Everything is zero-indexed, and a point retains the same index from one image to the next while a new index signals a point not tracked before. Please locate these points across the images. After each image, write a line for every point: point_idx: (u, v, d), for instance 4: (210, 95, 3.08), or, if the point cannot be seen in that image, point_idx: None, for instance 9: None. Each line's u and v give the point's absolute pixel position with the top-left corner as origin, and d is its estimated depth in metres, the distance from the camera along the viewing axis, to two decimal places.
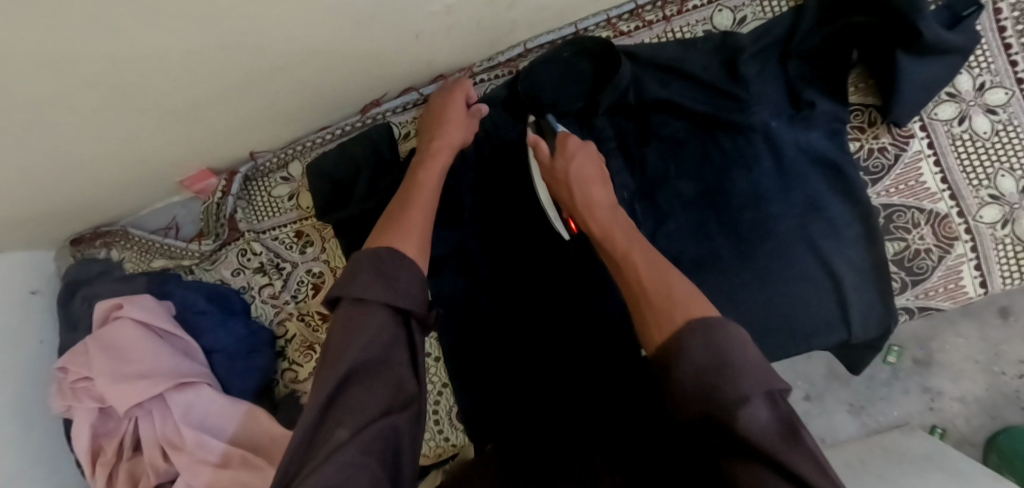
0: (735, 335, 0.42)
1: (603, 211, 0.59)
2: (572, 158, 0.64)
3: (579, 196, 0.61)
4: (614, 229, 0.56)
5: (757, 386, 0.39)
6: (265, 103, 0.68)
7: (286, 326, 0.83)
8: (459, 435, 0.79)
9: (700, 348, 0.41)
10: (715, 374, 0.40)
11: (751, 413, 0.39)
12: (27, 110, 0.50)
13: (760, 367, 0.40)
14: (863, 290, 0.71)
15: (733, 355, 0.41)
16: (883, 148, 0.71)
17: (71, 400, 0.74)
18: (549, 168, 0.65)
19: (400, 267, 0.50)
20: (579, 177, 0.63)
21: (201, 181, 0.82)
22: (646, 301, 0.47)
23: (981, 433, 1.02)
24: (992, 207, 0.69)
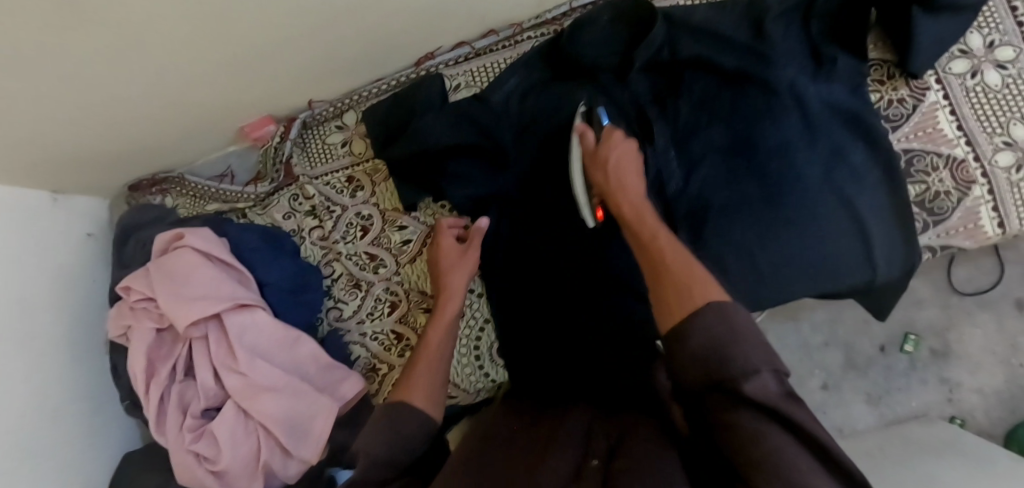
0: (741, 314, 0.46)
1: (630, 196, 0.64)
2: (616, 147, 0.68)
3: (611, 183, 0.66)
4: (646, 215, 0.61)
5: (764, 357, 0.43)
6: (324, 44, 0.76)
7: (333, 266, 0.87)
8: (499, 371, 0.82)
9: (717, 323, 0.45)
10: (725, 348, 0.44)
11: (761, 383, 0.42)
12: (112, 20, 0.57)
13: (765, 345, 0.44)
14: (885, 231, 0.74)
15: (744, 335, 0.44)
16: (902, 99, 0.76)
17: (130, 320, 0.78)
18: (591, 154, 0.70)
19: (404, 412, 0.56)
20: (614, 168, 0.67)
21: (259, 128, 0.89)
22: (670, 284, 0.51)
23: (999, 427, 1.15)
24: (1006, 153, 0.74)
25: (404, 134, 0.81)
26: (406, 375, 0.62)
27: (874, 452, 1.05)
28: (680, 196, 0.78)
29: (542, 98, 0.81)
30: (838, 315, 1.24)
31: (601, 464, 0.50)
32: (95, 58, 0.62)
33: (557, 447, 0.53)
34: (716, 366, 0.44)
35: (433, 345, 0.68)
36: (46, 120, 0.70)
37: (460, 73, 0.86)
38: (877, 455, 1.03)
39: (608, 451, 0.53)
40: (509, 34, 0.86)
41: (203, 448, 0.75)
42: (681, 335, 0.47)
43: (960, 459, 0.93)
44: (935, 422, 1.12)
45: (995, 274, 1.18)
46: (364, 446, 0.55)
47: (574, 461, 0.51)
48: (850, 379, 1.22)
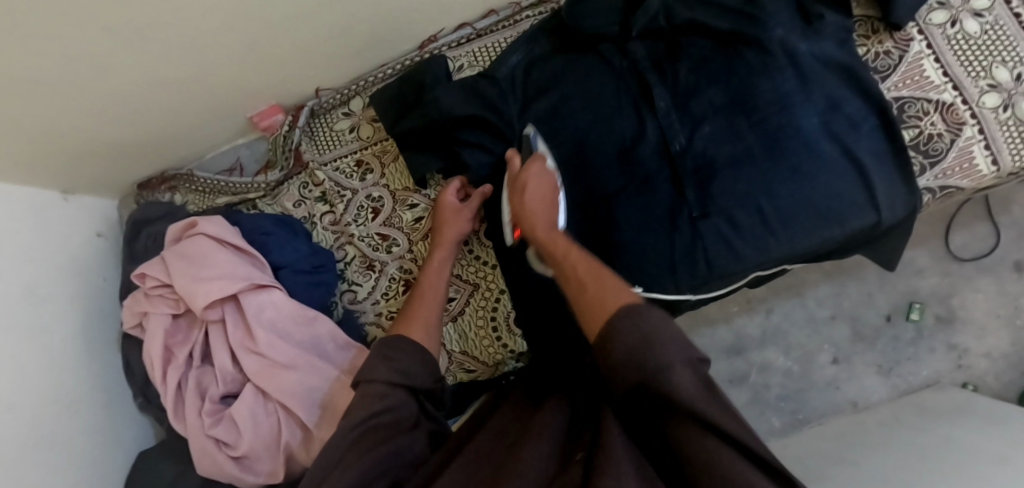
0: (653, 315, 0.50)
1: (545, 225, 0.70)
2: (532, 176, 0.73)
3: (528, 209, 0.71)
4: (559, 243, 0.66)
5: (677, 351, 0.47)
6: (332, 29, 0.79)
7: (346, 249, 0.88)
8: (517, 340, 0.85)
9: (633, 324, 0.50)
10: (641, 350, 0.48)
11: (677, 376, 0.46)
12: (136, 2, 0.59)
13: (676, 339, 0.48)
14: (884, 173, 0.77)
15: (655, 335, 0.48)
16: (887, 51, 0.80)
17: (146, 306, 0.79)
18: (512, 182, 0.75)
19: (402, 350, 0.64)
20: (531, 196, 0.72)
21: (268, 118, 0.92)
22: (585, 307, 0.57)
23: (1010, 388, 1.16)
24: (992, 94, 0.77)
25: (416, 106, 0.83)
26: (408, 314, 0.71)
27: (891, 421, 1.05)
28: (686, 155, 0.80)
29: (546, 70, 0.85)
30: (842, 289, 1.23)
31: (583, 458, 0.51)
32: (115, 43, 0.64)
33: (539, 437, 0.54)
34: (641, 369, 0.48)
35: (429, 289, 0.75)
36: (64, 110, 0.72)
37: (463, 54, 0.89)
38: (894, 424, 1.03)
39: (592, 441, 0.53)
40: (508, 14, 0.91)
41: (223, 432, 0.74)
42: (603, 347, 0.51)
43: (980, 420, 0.93)
44: (948, 388, 1.13)
45: (991, 238, 1.20)
46: (364, 375, 0.62)
47: (553, 451, 0.53)
48: (860, 352, 1.22)
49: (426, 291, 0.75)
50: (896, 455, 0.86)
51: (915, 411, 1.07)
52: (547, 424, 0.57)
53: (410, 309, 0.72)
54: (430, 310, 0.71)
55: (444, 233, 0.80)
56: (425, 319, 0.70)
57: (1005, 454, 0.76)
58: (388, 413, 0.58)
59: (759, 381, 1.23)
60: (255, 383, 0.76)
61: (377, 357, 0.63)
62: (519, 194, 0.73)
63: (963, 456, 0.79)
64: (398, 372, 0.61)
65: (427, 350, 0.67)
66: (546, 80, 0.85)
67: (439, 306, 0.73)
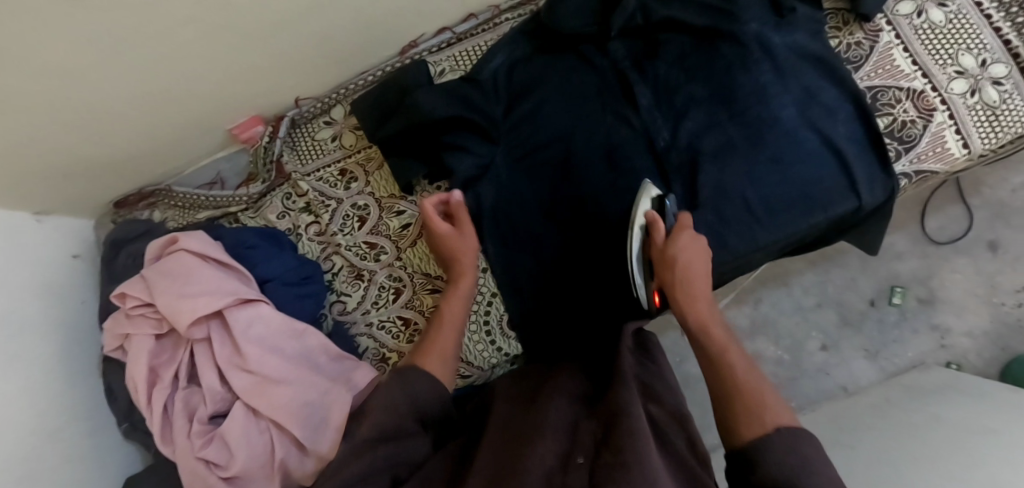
0: (813, 443, 0.50)
1: (703, 308, 0.66)
2: (685, 247, 0.67)
3: (684, 288, 0.66)
4: (714, 329, 0.64)
5: (839, 486, 0.47)
6: (308, 38, 0.78)
7: (333, 259, 0.86)
8: (511, 343, 0.86)
9: (795, 459, 0.48)
10: (795, 476, 0.47)
11: None
12: (105, 15, 0.58)
13: (837, 477, 0.48)
14: (863, 160, 0.78)
15: (814, 472, 0.47)
16: (858, 42, 0.82)
17: (128, 328, 0.76)
18: (659, 250, 0.69)
19: (420, 381, 0.60)
20: (688, 276, 0.67)
21: (247, 130, 0.91)
22: (743, 407, 0.55)
23: (993, 365, 1.19)
24: (960, 81, 0.79)
25: (397, 111, 0.83)
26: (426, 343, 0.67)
27: (880, 403, 1.07)
28: (669, 150, 0.81)
29: (526, 71, 0.85)
30: (826, 276, 1.26)
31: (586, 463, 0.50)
32: (84, 57, 0.63)
33: (547, 435, 0.54)
34: (790, 486, 0.47)
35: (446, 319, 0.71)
36: (36, 130, 0.70)
37: (444, 58, 0.89)
38: (882, 405, 1.05)
39: (595, 444, 0.54)
40: (488, 17, 0.90)
41: (213, 453, 0.72)
42: (757, 459, 0.50)
43: (964, 397, 0.95)
44: (933, 368, 1.15)
45: (966, 220, 1.22)
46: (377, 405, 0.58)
47: (558, 448, 0.53)
48: (846, 337, 1.24)
49: (445, 320, 0.71)
50: (888, 434, 0.88)
51: (903, 391, 1.09)
52: (549, 418, 0.58)
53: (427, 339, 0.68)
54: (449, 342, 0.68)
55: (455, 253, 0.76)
56: (443, 351, 0.66)
57: (991, 427, 0.78)
58: (394, 433, 0.55)
59: None
60: (245, 401, 0.74)
61: (394, 387, 0.60)
62: (671, 270, 0.67)
63: (953, 430, 0.80)
64: (410, 401, 0.58)
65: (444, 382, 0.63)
66: (528, 81, 0.85)
67: (456, 333, 0.70)
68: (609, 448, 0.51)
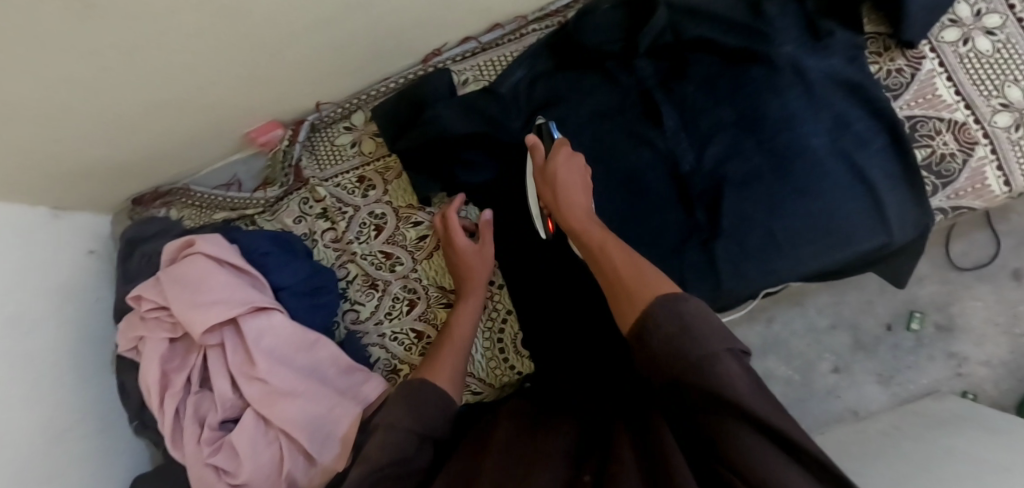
0: (696, 308, 0.49)
1: (578, 211, 0.67)
2: (561, 162, 0.71)
3: (560, 197, 0.69)
4: (593, 231, 0.64)
5: (719, 340, 0.46)
6: (332, 45, 0.77)
7: (348, 267, 0.86)
8: (525, 362, 0.84)
9: (672, 320, 0.48)
10: (682, 337, 0.47)
11: (723, 367, 0.45)
12: (134, 23, 0.58)
13: (720, 332, 0.47)
14: (895, 193, 0.76)
15: (698, 325, 0.47)
16: (899, 69, 0.79)
17: (142, 331, 0.76)
18: (540, 170, 0.72)
19: (429, 397, 0.61)
20: (563, 185, 0.70)
21: (265, 133, 0.89)
22: (621, 289, 0.56)
23: (1008, 396, 1.17)
24: (1004, 114, 0.76)
25: (415, 123, 0.81)
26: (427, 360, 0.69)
27: (891, 431, 1.05)
28: (696, 176, 0.79)
29: (552, 85, 0.83)
30: (842, 297, 1.23)
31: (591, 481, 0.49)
32: (110, 63, 0.62)
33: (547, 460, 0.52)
34: (679, 353, 0.46)
35: (456, 334, 0.73)
36: (57, 127, 0.70)
37: (469, 68, 0.88)
38: (895, 433, 1.03)
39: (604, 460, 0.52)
40: (514, 28, 0.88)
41: (222, 461, 0.72)
42: (643, 335, 0.49)
43: (980, 430, 0.93)
44: (947, 398, 1.13)
45: (990, 247, 1.20)
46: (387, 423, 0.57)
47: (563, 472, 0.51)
48: (860, 362, 1.22)
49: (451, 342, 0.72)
50: (897, 466, 0.86)
51: (916, 420, 1.07)
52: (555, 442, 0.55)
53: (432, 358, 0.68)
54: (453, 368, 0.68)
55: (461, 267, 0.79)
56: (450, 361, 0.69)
57: (1008, 463, 0.76)
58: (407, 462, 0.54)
59: None
60: (255, 410, 0.74)
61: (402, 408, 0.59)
62: (550, 186, 0.71)
63: (965, 466, 0.78)
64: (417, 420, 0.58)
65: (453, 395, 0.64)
66: (552, 95, 0.83)
67: (461, 357, 0.70)
68: (614, 462, 0.49)
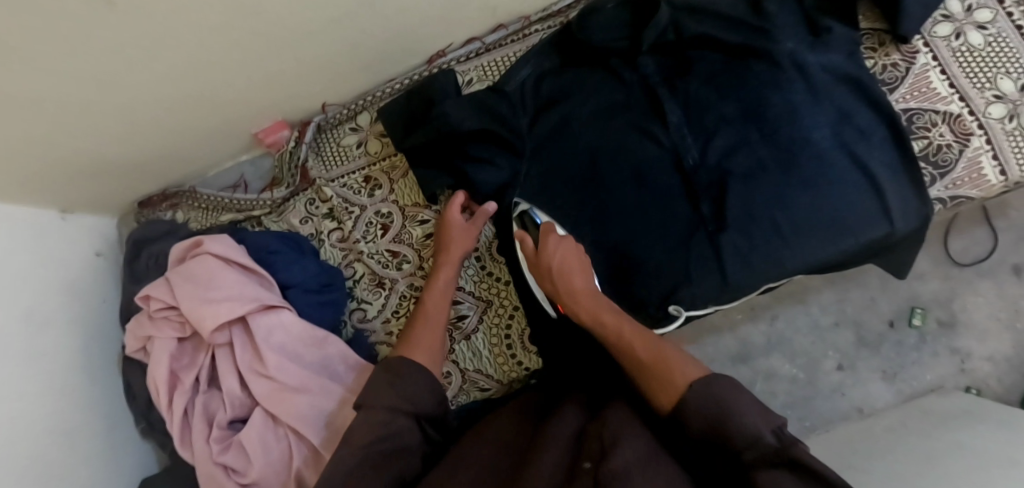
0: (729, 387, 0.54)
1: (587, 303, 0.72)
2: (552, 252, 0.76)
3: (562, 286, 0.74)
4: (605, 315, 0.70)
5: (758, 416, 0.51)
6: (338, 45, 0.78)
7: (355, 266, 0.86)
8: (532, 358, 0.84)
9: (709, 401, 0.54)
10: (721, 416, 0.53)
11: (759, 439, 0.50)
12: (146, 21, 0.59)
13: (754, 406, 0.52)
14: (896, 185, 0.77)
15: (734, 404, 0.53)
16: (894, 63, 0.80)
17: (151, 329, 0.76)
18: (534, 261, 0.78)
19: (410, 374, 0.65)
20: (563, 271, 0.75)
21: (273, 134, 0.90)
22: (652, 375, 0.61)
23: (1011, 391, 1.17)
24: (998, 105, 0.77)
25: (423, 121, 0.82)
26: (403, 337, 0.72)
27: (896, 427, 1.05)
28: (700, 170, 0.80)
29: (557, 83, 0.85)
30: (844, 295, 1.24)
31: (592, 467, 0.52)
32: (120, 61, 0.64)
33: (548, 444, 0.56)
34: (718, 430, 0.52)
35: (428, 312, 0.76)
36: (64, 123, 0.71)
37: (472, 68, 0.89)
38: (900, 429, 1.03)
39: (600, 446, 0.55)
40: (518, 28, 0.90)
41: (232, 459, 0.72)
42: (682, 413, 0.56)
43: (985, 424, 0.93)
44: (951, 394, 1.13)
45: (990, 242, 1.20)
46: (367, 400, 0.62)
47: (562, 460, 0.55)
48: (864, 359, 1.22)
49: (425, 320, 0.74)
50: (905, 461, 0.86)
51: (922, 416, 1.07)
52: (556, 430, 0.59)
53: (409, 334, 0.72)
54: (428, 345, 0.71)
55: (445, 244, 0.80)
56: (423, 337, 0.72)
57: (1015, 457, 0.76)
58: (388, 439, 0.59)
59: (765, 389, 1.23)
60: (264, 408, 0.74)
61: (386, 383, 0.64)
62: (549, 274, 0.76)
63: (973, 462, 0.78)
64: (400, 398, 0.62)
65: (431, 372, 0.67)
66: (557, 92, 0.85)
67: (437, 334, 0.73)
68: (610, 448, 0.53)
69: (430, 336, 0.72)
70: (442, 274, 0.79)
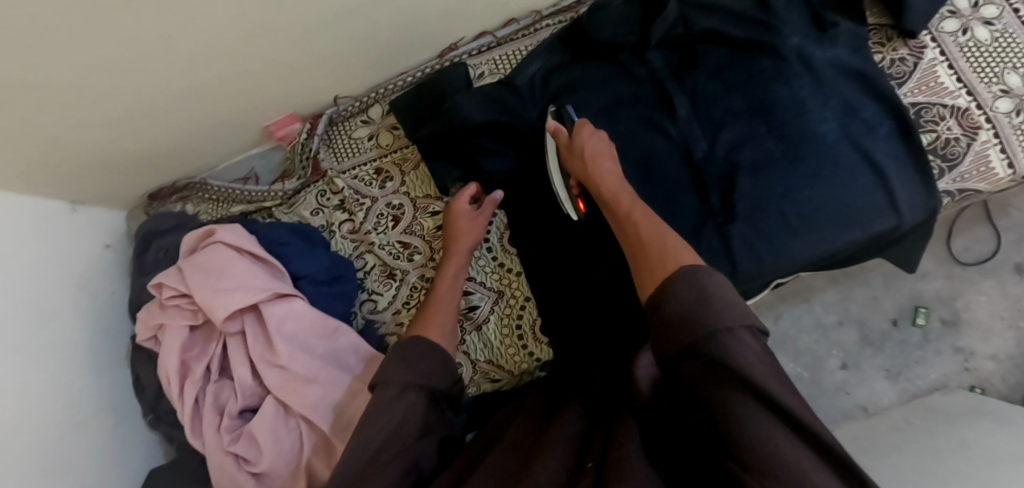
0: (717, 280, 0.49)
1: (611, 181, 0.70)
2: (588, 138, 0.74)
3: (590, 170, 0.71)
4: (622, 196, 0.67)
5: (736, 315, 0.47)
6: (350, 37, 0.79)
7: (366, 258, 0.86)
8: (544, 349, 0.84)
9: (691, 287, 0.49)
10: (704, 305, 0.48)
11: (733, 339, 0.46)
12: (158, 7, 0.59)
13: (737, 304, 0.48)
14: (904, 177, 0.77)
15: (716, 294, 0.48)
16: (902, 58, 0.81)
17: (163, 318, 0.77)
18: (567, 147, 0.75)
19: (422, 352, 0.66)
20: (593, 159, 0.72)
21: (285, 127, 0.91)
22: (646, 259, 0.57)
23: (1016, 390, 1.17)
24: (1005, 100, 0.78)
25: (436, 114, 0.83)
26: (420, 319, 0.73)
27: (901, 425, 1.05)
28: (708, 162, 0.80)
29: (567, 77, 0.86)
30: (848, 294, 1.24)
31: (595, 466, 0.53)
32: (134, 49, 0.64)
33: (549, 446, 0.57)
34: (693, 322, 0.47)
35: (442, 297, 0.76)
36: (77, 112, 0.71)
37: (484, 62, 0.90)
38: (905, 428, 1.03)
39: (604, 447, 0.56)
40: (529, 22, 0.91)
41: (242, 449, 0.72)
42: (661, 298, 0.51)
43: (989, 422, 0.94)
44: (955, 392, 1.14)
45: (992, 242, 1.21)
46: (383, 378, 0.64)
47: (565, 462, 0.56)
48: (869, 357, 1.22)
49: (439, 304, 0.75)
50: (911, 459, 0.86)
51: (926, 414, 1.07)
52: (560, 433, 0.60)
53: (426, 316, 0.73)
54: (444, 330, 0.72)
55: (457, 230, 0.81)
56: (443, 321, 0.73)
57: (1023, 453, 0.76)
58: (401, 420, 0.60)
59: None
60: (275, 397, 0.74)
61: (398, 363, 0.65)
62: (579, 160, 0.73)
63: (978, 458, 0.78)
64: (415, 375, 0.63)
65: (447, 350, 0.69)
66: (568, 86, 0.85)
67: (452, 321, 0.74)
68: (616, 447, 0.54)
69: (449, 322, 0.73)
70: (454, 260, 0.80)
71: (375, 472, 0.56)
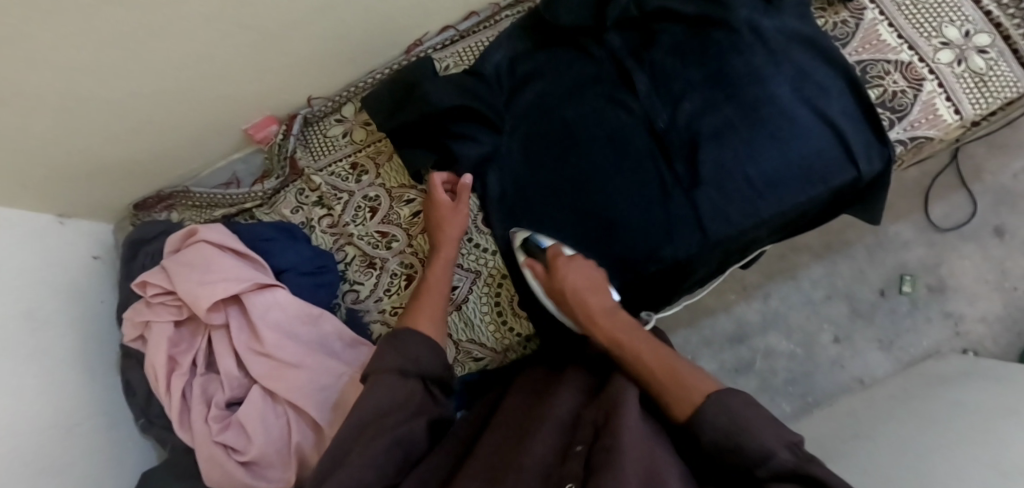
0: (744, 402, 0.53)
1: (600, 317, 0.70)
2: (565, 271, 0.75)
3: (581, 306, 0.72)
4: (619, 335, 0.67)
5: (775, 437, 0.50)
6: (316, 38, 0.82)
7: (346, 250, 0.88)
8: (523, 323, 0.89)
9: (721, 413, 0.53)
10: (738, 434, 0.51)
11: (775, 461, 0.49)
12: (127, 13, 0.63)
13: (771, 424, 0.51)
14: (856, 129, 0.80)
15: (750, 420, 0.52)
16: (844, 20, 0.85)
17: (149, 314, 0.79)
18: (549, 284, 0.77)
19: (407, 340, 0.68)
20: (577, 291, 0.73)
21: (263, 129, 0.95)
22: (663, 390, 0.60)
23: (1010, 351, 1.17)
24: (945, 51, 0.82)
25: (407, 103, 0.87)
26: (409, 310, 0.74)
27: (896, 394, 1.05)
28: (669, 131, 0.82)
29: (530, 61, 0.90)
30: (834, 267, 1.25)
31: (585, 450, 0.52)
32: (108, 57, 0.67)
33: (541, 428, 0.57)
34: (732, 447, 0.51)
35: (434, 283, 0.78)
36: (61, 123, 0.74)
37: (449, 55, 0.93)
38: (899, 396, 1.03)
39: (595, 431, 0.55)
40: (489, 14, 0.96)
41: (231, 438, 0.73)
42: (697, 421, 0.54)
43: (980, 381, 0.94)
44: (947, 357, 1.13)
45: (969, 207, 1.22)
46: (372, 371, 0.66)
47: (556, 445, 0.55)
48: (860, 329, 1.22)
49: (430, 290, 0.77)
50: (904, 424, 0.86)
51: (921, 380, 1.07)
52: (552, 414, 0.60)
53: (415, 305, 0.75)
54: (434, 312, 0.74)
55: (438, 227, 0.81)
56: (434, 305, 0.75)
57: (1014, 407, 0.76)
58: (395, 402, 0.62)
59: (763, 366, 1.23)
60: (262, 385, 0.75)
61: (389, 352, 0.67)
62: (564, 297, 0.75)
63: (976, 417, 0.78)
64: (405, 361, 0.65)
65: (438, 341, 0.71)
66: (530, 71, 0.89)
67: (442, 300, 0.76)
68: (606, 433, 0.53)
69: (443, 304, 0.76)
70: (439, 253, 0.80)
71: (367, 448, 0.57)
